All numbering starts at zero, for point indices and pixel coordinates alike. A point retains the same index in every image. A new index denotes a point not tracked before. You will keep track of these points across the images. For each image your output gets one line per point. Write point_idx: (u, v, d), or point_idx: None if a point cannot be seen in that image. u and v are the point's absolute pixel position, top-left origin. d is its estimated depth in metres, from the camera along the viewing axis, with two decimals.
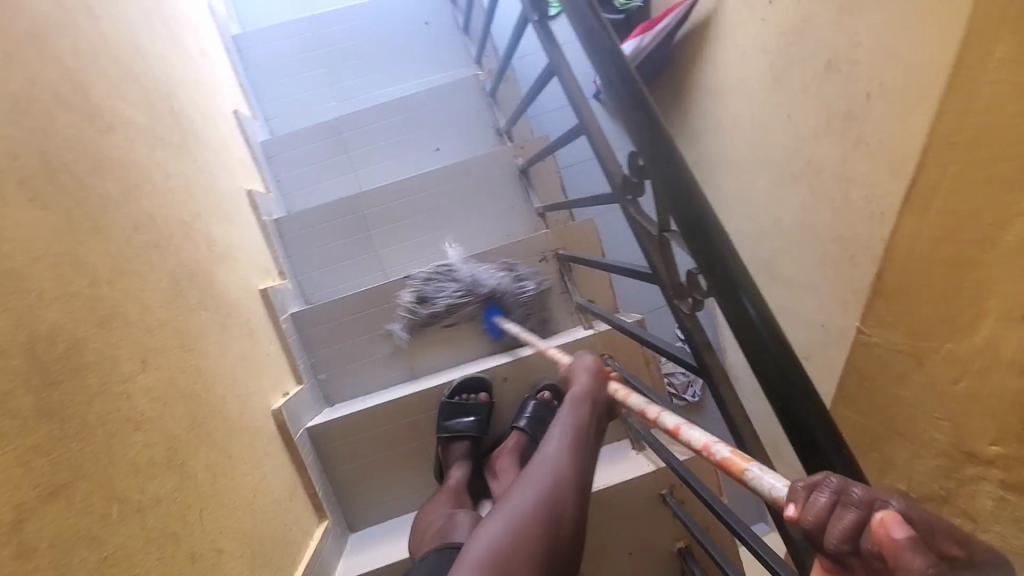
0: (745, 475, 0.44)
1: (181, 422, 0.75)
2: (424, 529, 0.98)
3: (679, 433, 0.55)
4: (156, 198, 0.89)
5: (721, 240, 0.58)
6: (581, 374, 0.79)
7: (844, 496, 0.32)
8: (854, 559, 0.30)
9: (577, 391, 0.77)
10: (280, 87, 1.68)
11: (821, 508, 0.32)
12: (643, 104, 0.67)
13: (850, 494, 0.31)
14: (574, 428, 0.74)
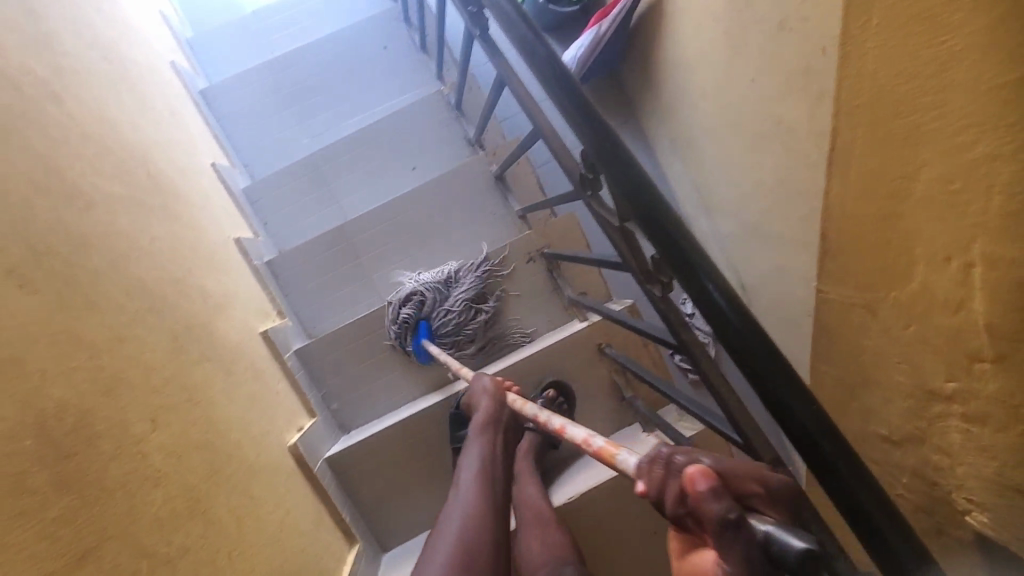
0: (616, 458, 0.51)
1: (199, 472, 0.78)
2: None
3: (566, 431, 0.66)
4: (145, 262, 0.93)
5: (676, 225, 0.60)
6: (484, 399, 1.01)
7: (671, 465, 0.42)
8: (684, 516, 0.40)
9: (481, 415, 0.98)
10: (253, 133, 1.71)
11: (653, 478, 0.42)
12: (584, 104, 0.69)
13: (674, 462, 0.42)
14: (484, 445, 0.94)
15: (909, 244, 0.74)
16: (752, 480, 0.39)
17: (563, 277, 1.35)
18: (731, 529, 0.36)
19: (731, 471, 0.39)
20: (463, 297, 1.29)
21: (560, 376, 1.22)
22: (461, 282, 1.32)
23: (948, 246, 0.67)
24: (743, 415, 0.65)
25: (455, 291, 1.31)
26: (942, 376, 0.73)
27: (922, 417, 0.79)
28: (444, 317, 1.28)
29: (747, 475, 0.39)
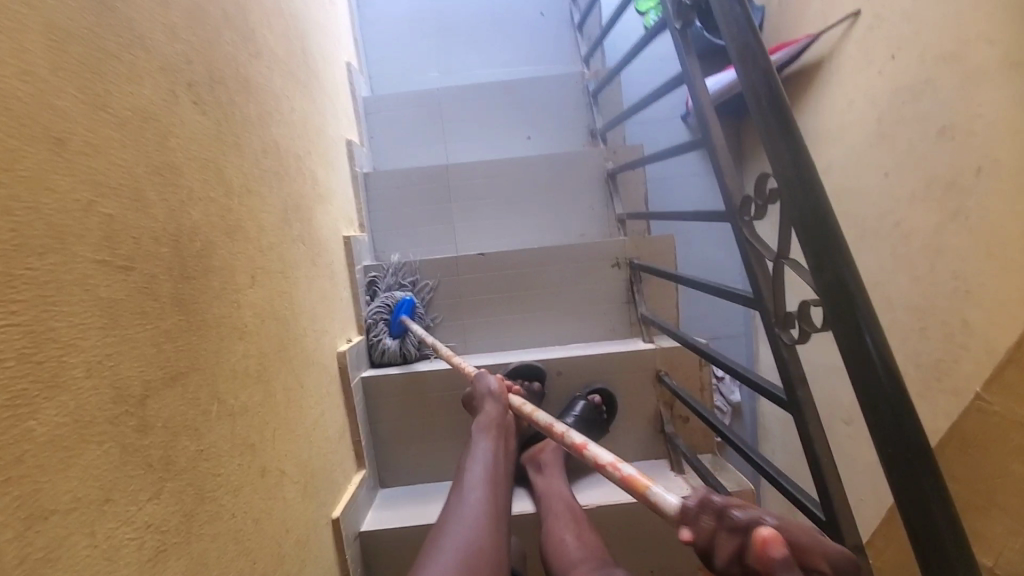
0: (648, 492, 0.62)
1: (272, 343, 0.78)
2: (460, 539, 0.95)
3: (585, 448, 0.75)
4: (282, 128, 0.92)
5: (853, 280, 0.58)
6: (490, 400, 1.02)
7: (727, 521, 0.48)
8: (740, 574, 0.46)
9: (489, 417, 0.99)
10: (389, 48, 1.71)
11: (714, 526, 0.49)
12: (789, 128, 0.66)
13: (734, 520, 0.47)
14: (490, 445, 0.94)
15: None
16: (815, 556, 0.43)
17: (642, 294, 1.32)
18: None
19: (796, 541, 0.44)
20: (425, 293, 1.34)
21: (609, 385, 1.19)
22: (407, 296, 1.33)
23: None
24: (836, 489, 0.62)
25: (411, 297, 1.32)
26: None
27: None
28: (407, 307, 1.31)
29: (811, 551, 0.43)
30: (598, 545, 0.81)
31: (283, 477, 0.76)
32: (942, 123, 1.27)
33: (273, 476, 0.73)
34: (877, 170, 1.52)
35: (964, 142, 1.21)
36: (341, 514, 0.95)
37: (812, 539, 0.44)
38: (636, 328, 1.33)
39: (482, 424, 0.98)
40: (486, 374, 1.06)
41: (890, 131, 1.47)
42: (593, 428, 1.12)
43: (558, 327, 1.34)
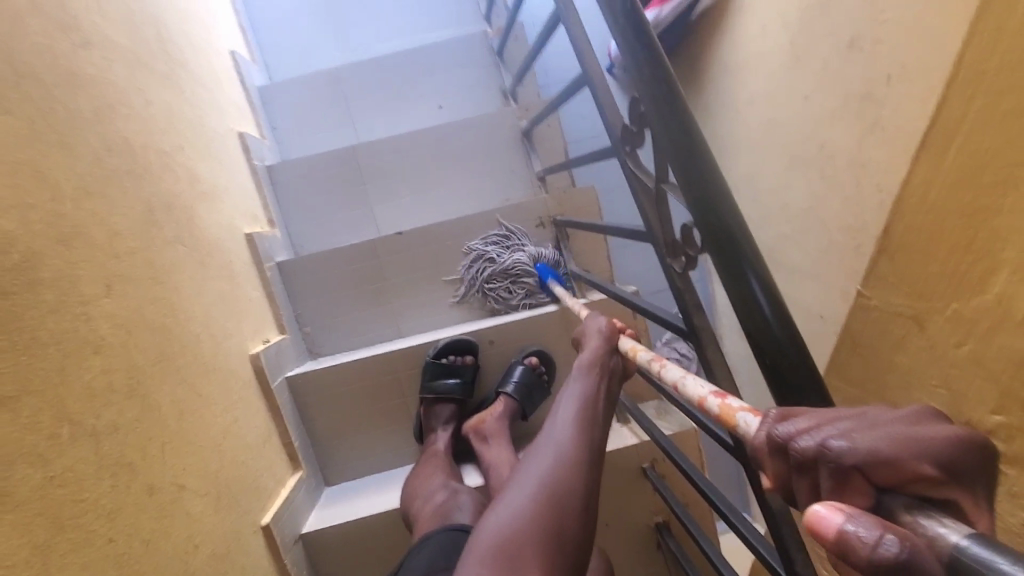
0: (735, 425, 0.39)
1: (147, 353, 0.72)
2: (422, 504, 0.92)
3: (681, 387, 0.51)
4: (135, 124, 0.85)
5: (720, 193, 0.55)
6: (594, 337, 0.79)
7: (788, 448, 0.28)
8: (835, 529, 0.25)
9: (587, 358, 0.75)
10: (281, 34, 1.62)
11: (779, 468, 0.29)
12: (647, 45, 0.62)
13: (795, 452, 0.27)
14: (587, 387, 0.73)
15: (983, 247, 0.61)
16: (908, 458, 0.23)
17: (570, 250, 1.28)
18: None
19: (878, 456, 0.23)
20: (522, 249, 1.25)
21: (545, 346, 1.16)
22: (330, 287, 1.27)
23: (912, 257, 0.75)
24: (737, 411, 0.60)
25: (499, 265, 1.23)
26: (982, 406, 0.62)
27: None
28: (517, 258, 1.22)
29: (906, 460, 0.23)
30: None
31: (183, 492, 0.71)
32: (849, 33, 1.24)
33: (167, 493, 0.69)
34: (795, 91, 1.49)
35: (871, 49, 1.18)
36: (275, 520, 0.91)
37: (899, 441, 0.23)
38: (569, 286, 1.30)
39: (577, 364, 0.75)
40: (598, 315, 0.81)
41: (803, 50, 1.44)
42: (534, 392, 1.09)
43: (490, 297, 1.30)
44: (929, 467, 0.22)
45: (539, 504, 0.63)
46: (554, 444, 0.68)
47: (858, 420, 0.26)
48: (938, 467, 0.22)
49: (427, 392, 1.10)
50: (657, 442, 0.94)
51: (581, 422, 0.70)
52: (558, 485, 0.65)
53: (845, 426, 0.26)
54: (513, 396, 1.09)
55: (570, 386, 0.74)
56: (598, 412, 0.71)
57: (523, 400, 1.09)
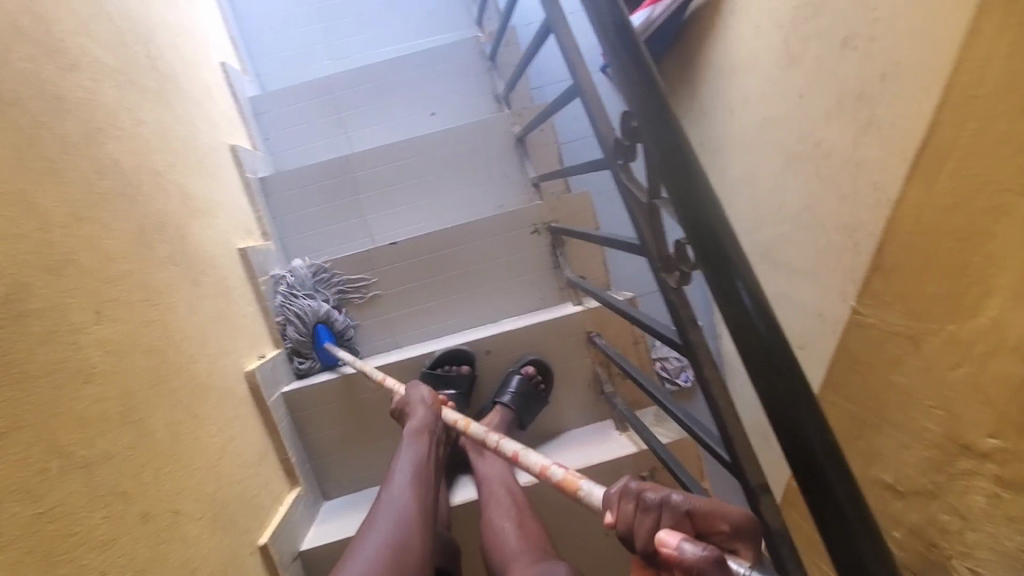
0: (580, 491, 0.57)
1: (140, 378, 0.72)
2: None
3: (547, 473, 0.64)
4: (125, 144, 0.84)
5: (713, 210, 0.54)
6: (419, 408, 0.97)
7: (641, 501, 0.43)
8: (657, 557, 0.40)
9: (414, 424, 0.95)
10: (273, 43, 1.62)
11: (626, 512, 0.44)
12: (638, 58, 0.62)
13: (645, 500, 0.43)
14: (414, 456, 0.91)
15: (990, 275, 0.64)
16: (719, 516, 0.40)
17: (565, 257, 1.27)
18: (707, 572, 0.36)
19: (701, 509, 0.41)
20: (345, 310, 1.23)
21: (542, 355, 1.16)
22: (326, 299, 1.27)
23: (990, 289, 0.64)
24: (736, 428, 0.59)
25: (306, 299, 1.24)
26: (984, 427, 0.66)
27: (941, 471, 0.73)
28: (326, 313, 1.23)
29: (715, 516, 0.40)
30: (539, 534, 0.84)
31: (179, 517, 0.71)
32: (843, 34, 1.23)
33: (163, 520, 0.68)
34: (790, 92, 1.48)
35: (866, 49, 1.17)
36: (273, 539, 0.91)
37: (711, 503, 0.41)
38: (565, 293, 1.29)
39: (407, 431, 0.94)
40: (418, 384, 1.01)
41: (798, 50, 1.43)
42: (530, 403, 1.09)
43: (486, 305, 1.30)
44: (723, 523, 0.40)
45: (385, 563, 0.73)
46: (393, 509, 0.82)
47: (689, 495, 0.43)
48: (731, 526, 0.40)
49: None
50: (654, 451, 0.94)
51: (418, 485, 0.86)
52: (398, 545, 0.76)
53: (684, 494, 0.43)
54: (509, 407, 1.08)
55: (403, 452, 0.91)
56: (427, 471, 0.90)
57: (519, 410, 1.08)
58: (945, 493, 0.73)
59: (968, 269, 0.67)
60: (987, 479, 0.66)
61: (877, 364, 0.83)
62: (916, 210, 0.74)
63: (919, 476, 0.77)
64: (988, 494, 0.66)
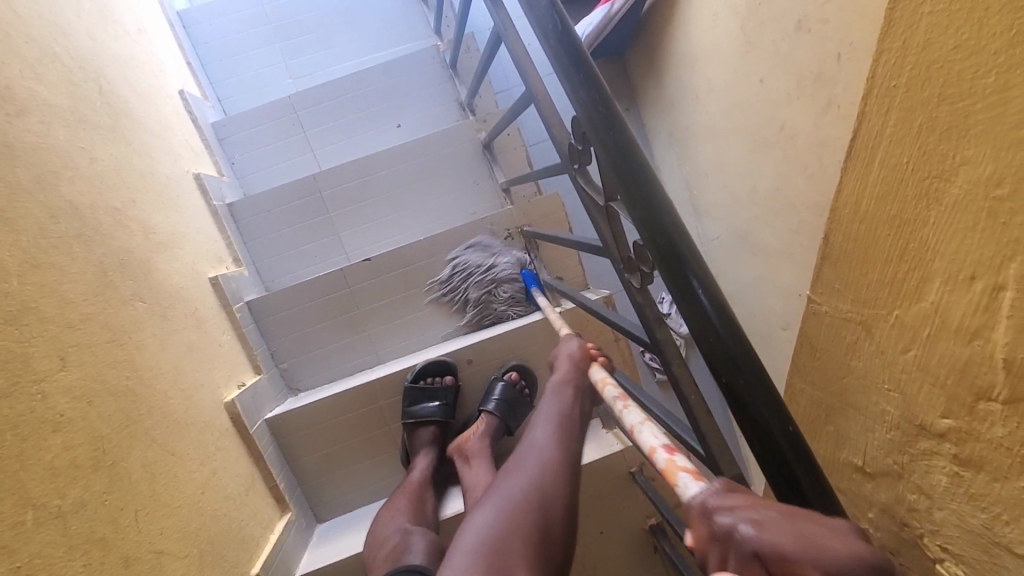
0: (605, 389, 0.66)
1: (111, 421, 0.71)
2: (377, 549, 0.90)
3: (636, 433, 0.52)
4: (80, 185, 0.83)
5: (665, 210, 0.54)
6: (565, 362, 0.77)
7: (713, 526, 0.31)
8: None
9: (559, 379, 0.75)
10: (231, 67, 1.60)
11: (700, 535, 0.32)
12: (582, 64, 0.62)
13: (716, 525, 0.31)
14: (559, 409, 0.72)
15: (931, 253, 0.38)
16: (797, 559, 0.26)
17: (541, 259, 1.28)
18: None
19: (778, 545, 0.27)
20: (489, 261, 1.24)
21: (525, 360, 1.16)
22: (304, 321, 1.26)
23: (981, 266, 0.34)
24: (707, 423, 0.59)
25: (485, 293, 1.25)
26: (939, 412, 0.41)
27: (904, 452, 0.46)
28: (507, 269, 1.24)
29: (794, 553, 0.26)
30: None
31: (162, 557, 0.71)
32: (798, 17, 1.25)
33: (145, 562, 0.68)
34: (752, 77, 1.49)
35: (819, 31, 1.18)
36: (265, 568, 0.91)
37: (798, 540, 0.27)
38: None
39: (551, 384, 0.75)
40: (568, 339, 0.80)
41: (755, 35, 1.44)
42: (516, 408, 1.08)
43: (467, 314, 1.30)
44: (813, 570, 0.26)
45: (519, 519, 0.61)
46: (534, 457, 0.68)
47: (769, 516, 0.29)
48: (820, 571, 0.25)
49: (409, 419, 1.09)
50: None
51: (556, 449, 0.69)
52: (538, 498, 0.64)
53: (761, 516, 0.30)
54: (494, 413, 1.08)
55: (545, 404, 0.74)
56: (576, 432, 0.71)
57: (505, 417, 1.08)
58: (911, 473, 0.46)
59: (905, 249, 0.41)
60: (943, 459, 0.41)
61: (834, 361, 0.53)
62: (858, 195, 0.48)
63: (882, 456, 0.49)
64: (949, 476, 0.42)
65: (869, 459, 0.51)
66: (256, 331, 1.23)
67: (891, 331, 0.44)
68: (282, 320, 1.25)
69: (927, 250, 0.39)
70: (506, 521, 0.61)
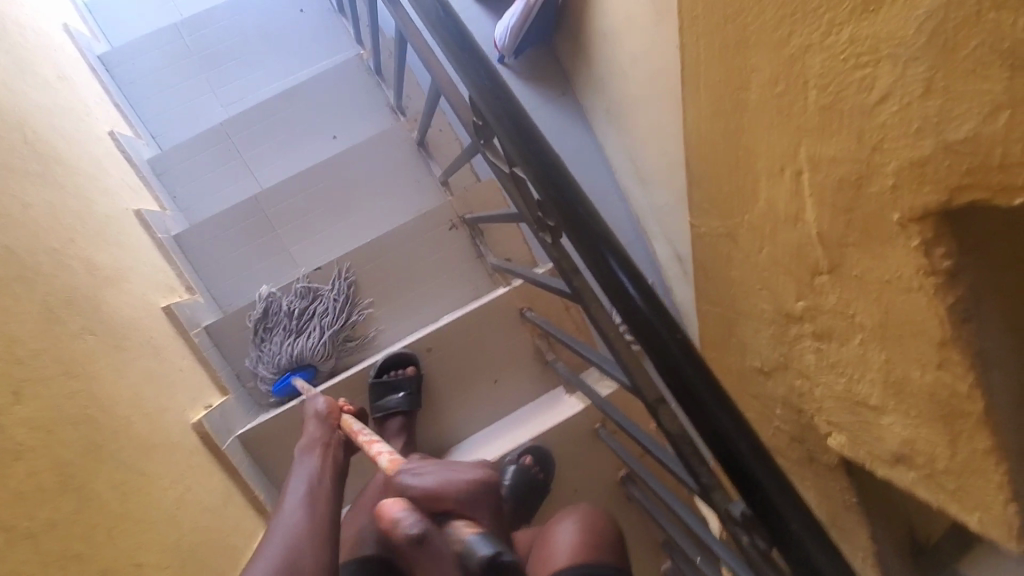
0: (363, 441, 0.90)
1: (74, 447, 0.73)
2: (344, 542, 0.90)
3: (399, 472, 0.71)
4: (13, 228, 0.85)
5: (554, 165, 0.60)
6: (311, 425, 0.98)
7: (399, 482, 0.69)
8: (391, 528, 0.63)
9: (307, 441, 0.94)
10: (162, 102, 1.62)
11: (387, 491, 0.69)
12: (469, 46, 0.67)
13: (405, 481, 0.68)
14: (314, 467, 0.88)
15: (763, 157, 0.58)
16: (445, 494, 0.64)
17: (486, 243, 1.33)
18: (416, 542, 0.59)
19: (431, 490, 0.65)
20: (318, 329, 1.24)
21: (484, 341, 1.20)
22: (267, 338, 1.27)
23: (787, 159, 0.55)
24: (629, 355, 0.64)
25: (306, 329, 1.25)
26: (795, 295, 0.60)
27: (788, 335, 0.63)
28: (291, 342, 1.23)
29: (447, 493, 0.64)
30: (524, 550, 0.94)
31: (144, 568, 0.73)
32: None
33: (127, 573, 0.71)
34: (668, 46, 1.55)
35: None
36: None
37: (444, 484, 0.65)
38: (495, 277, 1.34)
39: (300, 447, 0.93)
40: (313, 400, 1.02)
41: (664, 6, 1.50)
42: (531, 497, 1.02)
43: (426, 308, 1.33)
44: (456, 496, 0.64)
45: None
46: (287, 521, 0.75)
47: (426, 469, 0.68)
48: (456, 497, 0.64)
49: (375, 412, 1.12)
50: (598, 406, 0.99)
51: (319, 493, 0.81)
52: (294, 552, 0.69)
53: (423, 471, 0.68)
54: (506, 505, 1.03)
55: (304, 462, 0.90)
56: (325, 486, 0.84)
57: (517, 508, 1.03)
58: (792, 360, 0.64)
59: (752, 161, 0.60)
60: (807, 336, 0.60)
61: (742, 264, 0.68)
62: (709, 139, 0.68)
63: (772, 350, 0.67)
64: (815, 349, 0.60)
65: (766, 360, 0.69)
66: (219, 355, 1.26)
67: (749, 233, 0.65)
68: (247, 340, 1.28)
69: (764, 157, 0.58)
70: None
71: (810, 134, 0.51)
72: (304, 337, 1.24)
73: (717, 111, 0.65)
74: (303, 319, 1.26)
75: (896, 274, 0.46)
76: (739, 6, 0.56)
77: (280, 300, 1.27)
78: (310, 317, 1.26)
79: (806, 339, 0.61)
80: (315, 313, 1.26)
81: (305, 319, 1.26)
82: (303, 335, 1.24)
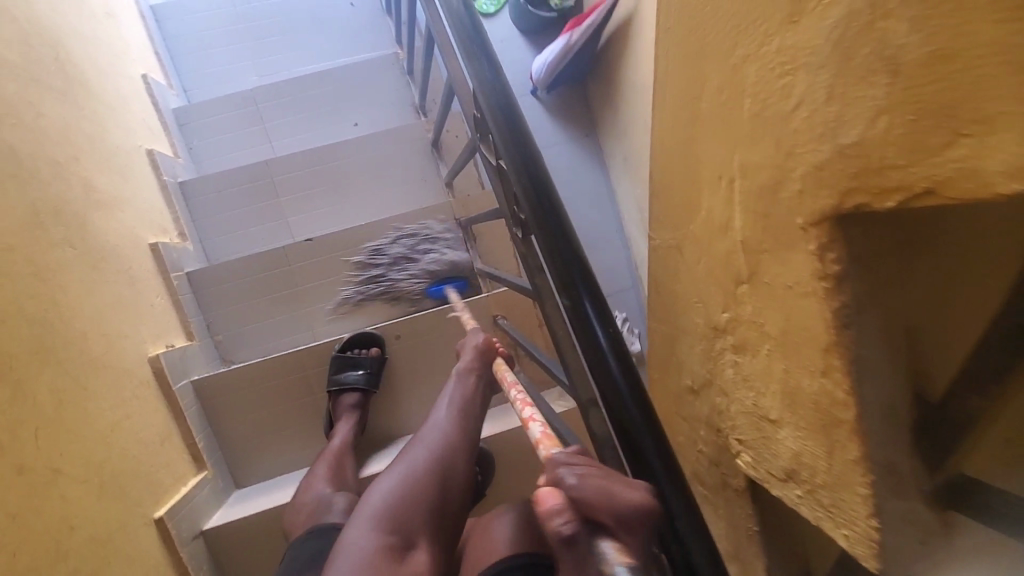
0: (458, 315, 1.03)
1: (21, 343, 0.75)
2: (296, 513, 0.92)
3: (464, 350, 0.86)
4: (18, 132, 0.88)
5: (533, 157, 0.63)
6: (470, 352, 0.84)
7: (563, 466, 0.39)
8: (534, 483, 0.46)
9: (466, 364, 0.83)
10: (201, 61, 1.68)
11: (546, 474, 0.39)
12: (480, 41, 0.72)
13: (565, 463, 0.39)
14: (463, 392, 0.80)
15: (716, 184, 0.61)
16: (600, 510, 0.34)
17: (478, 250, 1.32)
18: (566, 545, 0.34)
19: (585, 500, 0.34)
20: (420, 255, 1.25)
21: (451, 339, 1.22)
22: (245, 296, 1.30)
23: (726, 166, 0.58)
24: (569, 353, 0.65)
25: (416, 262, 1.25)
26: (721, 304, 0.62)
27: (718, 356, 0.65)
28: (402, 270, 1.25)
29: (594, 506, 0.34)
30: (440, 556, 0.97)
31: (58, 476, 0.73)
32: None
33: (40, 475, 0.71)
34: None
35: None
36: (168, 514, 0.92)
37: (599, 496, 0.34)
38: None
39: (457, 371, 0.82)
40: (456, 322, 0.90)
41: None
42: None
43: None
44: (608, 518, 0.34)
45: (416, 484, 0.70)
46: (439, 426, 0.77)
47: (594, 471, 0.37)
48: (613, 519, 0.33)
49: (331, 384, 1.11)
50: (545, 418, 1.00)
51: (462, 415, 0.79)
52: (441, 457, 0.73)
53: (593, 472, 0.37)
54: None
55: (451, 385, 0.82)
56: (471, 410, 0.79)
57: None
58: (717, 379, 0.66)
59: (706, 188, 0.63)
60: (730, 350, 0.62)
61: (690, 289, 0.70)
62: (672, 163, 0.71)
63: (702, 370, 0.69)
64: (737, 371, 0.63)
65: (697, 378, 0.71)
66: (194, 302, 1.27)
67: (691, 248, 0.70)
68: (224, 293, 1.29)
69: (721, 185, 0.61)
70: (400, 487, 0.70)
71: (743, 143, 0.54)
72: (416, 260, 1.25)
73: (677, 124, 0.69)
74: (380, 259, 1.28)
75: (797, 281, 0.49)
76: (702, 22, 0.60)
77: (387, 243, 1.29)
78: (421, 245, 1.27)
79: (728, 353, 0.63)
80: (432, 249, 1.27)
81: (409, 247, 1.27)
82: (442, 256, 1.25)
